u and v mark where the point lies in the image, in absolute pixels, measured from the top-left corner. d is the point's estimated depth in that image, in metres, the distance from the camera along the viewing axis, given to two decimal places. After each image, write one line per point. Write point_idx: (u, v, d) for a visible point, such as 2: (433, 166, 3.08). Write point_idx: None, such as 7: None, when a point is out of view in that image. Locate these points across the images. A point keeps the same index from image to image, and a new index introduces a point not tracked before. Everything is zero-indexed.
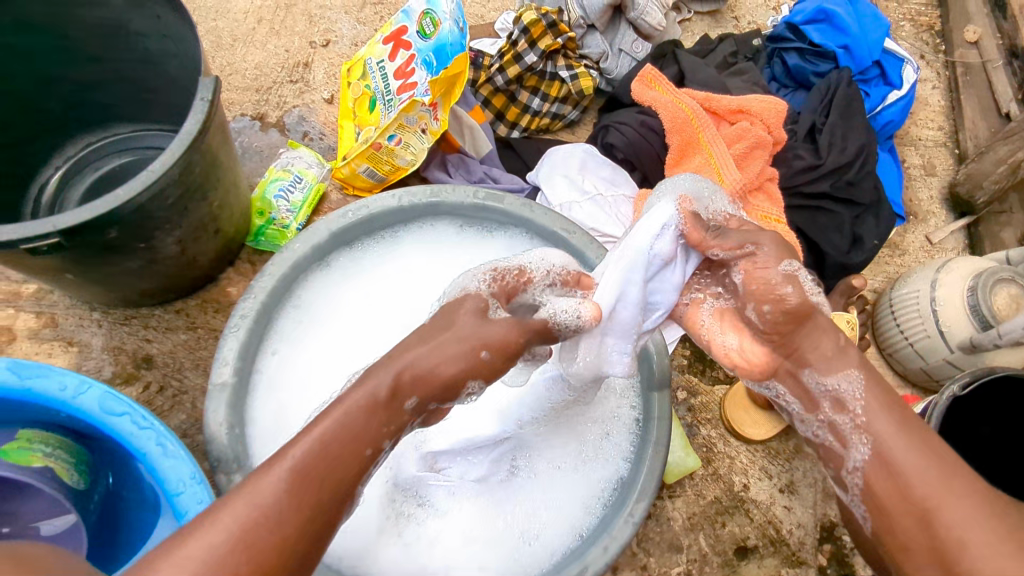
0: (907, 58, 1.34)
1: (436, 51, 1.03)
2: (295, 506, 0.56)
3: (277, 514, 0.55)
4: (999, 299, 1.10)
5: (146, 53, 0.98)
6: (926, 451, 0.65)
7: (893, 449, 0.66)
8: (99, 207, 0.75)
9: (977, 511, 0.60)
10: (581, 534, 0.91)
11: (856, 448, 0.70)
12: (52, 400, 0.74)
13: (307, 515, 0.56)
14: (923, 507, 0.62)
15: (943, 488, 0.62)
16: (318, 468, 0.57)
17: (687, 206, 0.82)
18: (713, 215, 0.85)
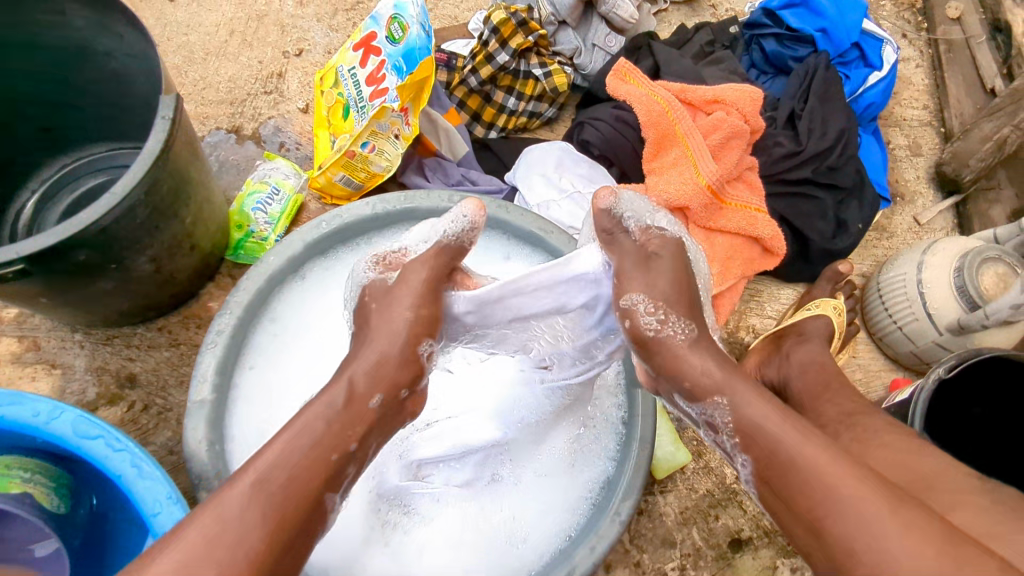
0: (887, 38, 1.32)
1: (405, 56, 1.02)
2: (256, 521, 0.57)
3: (241, 531, 0.56)
4: (986, 279, 1.09)
5: (113, 72, 0.97)
6: (815, 453, 0.62)
7: (780, 457, 0.63)
8: (62, 231, 0.74)
9: (868, 508, 0.56)
10: (569, 535, 0.90)
11: (741, 464, 0.68)
12: (26, 426, 0.74)
13: (275, 527, 0.57)
14: (812, 520, 0.59)
15: (831, 490, 0.59)
16: (279, 476, 0.60)
17: (604, 201, 0.77)
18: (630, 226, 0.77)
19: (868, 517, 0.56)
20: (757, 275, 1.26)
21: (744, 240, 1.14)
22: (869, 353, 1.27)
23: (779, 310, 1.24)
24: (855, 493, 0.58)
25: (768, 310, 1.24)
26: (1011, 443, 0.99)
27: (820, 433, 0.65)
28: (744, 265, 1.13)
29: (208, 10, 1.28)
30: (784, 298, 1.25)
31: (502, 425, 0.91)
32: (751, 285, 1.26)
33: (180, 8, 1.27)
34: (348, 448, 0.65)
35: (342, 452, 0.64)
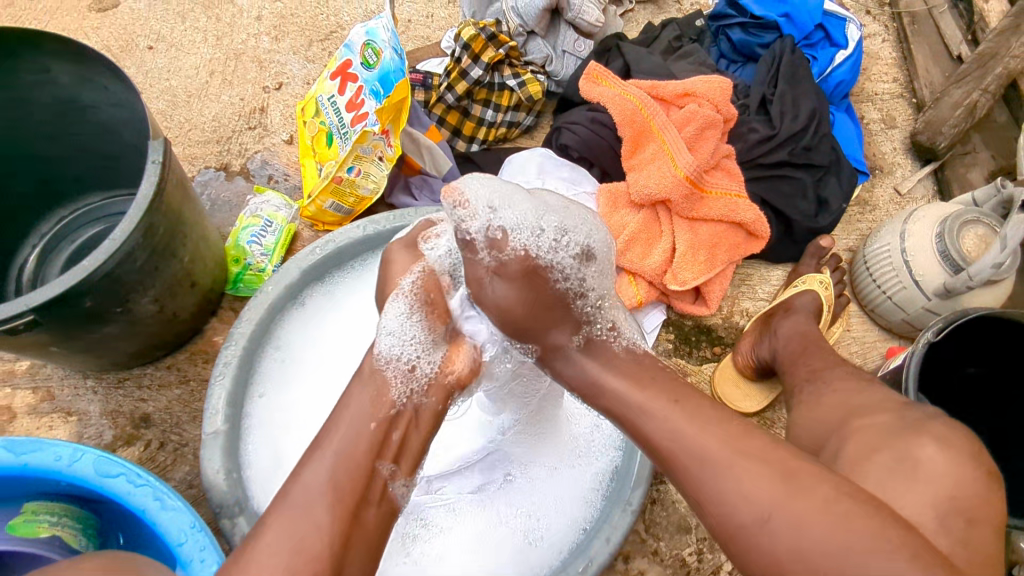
0: (849, 16, 1.35)
1: (381, 80, 1.05)
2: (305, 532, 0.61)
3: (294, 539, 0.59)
4: (967, 242, 1.11)
5: (100, 123, 1.01)
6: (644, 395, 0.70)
7: None
8: (66, 281, 0.77)
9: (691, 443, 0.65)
10: (584, 528, 0.93)
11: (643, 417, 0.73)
12: (48, 471, 0.77)
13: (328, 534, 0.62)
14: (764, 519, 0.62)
15: (663, 428, 0.68)
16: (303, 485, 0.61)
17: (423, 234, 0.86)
18: (477, 233, 0.72)
19: (691, 452, 0.65)
20: (745, 260, 1.29)
21: (728, 226, 1.17)
22: (863, 325, 1.29)
23: (770, 291, 1.27)
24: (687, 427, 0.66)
25: (760, 292, 1.26)
26: (1007, 401, 1.01)
27: (653, 377, 0.73)
28: (730, 251, 1.17)
29: (187, 54, 1.31)
30: (774, 279, 1.28)
31: (487, 433, 0.95)
32: (740, 270, 1.28)
33: (160, 54, 1.31)
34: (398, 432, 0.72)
35: (380, 421, 0.71)
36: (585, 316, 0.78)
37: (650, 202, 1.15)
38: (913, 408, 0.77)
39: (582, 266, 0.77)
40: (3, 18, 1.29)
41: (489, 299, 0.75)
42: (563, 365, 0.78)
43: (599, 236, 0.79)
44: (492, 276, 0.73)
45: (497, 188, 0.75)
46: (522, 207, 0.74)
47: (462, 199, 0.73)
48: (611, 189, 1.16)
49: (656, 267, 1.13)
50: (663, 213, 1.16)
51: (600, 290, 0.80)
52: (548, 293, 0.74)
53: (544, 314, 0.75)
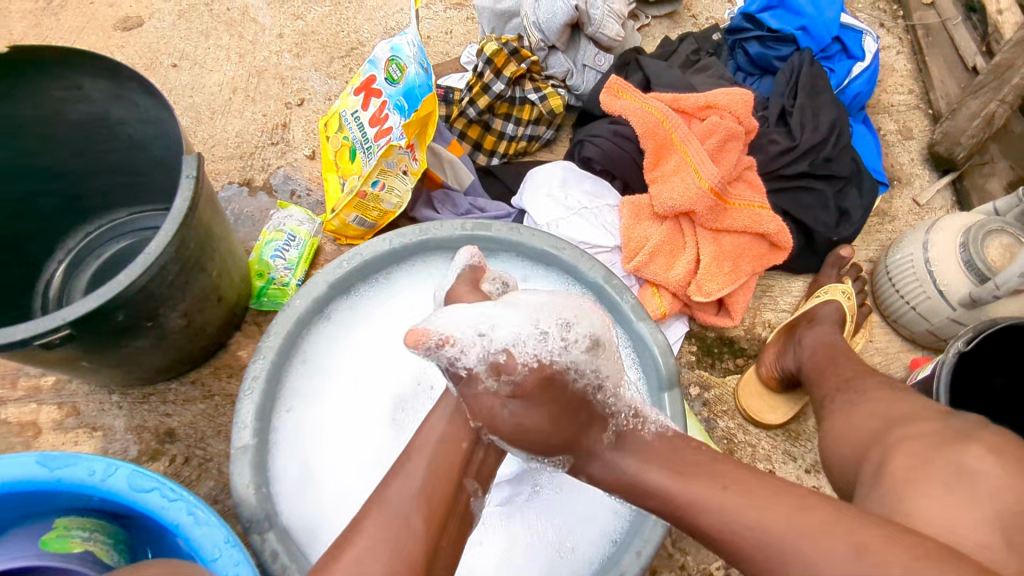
0: (865, 29, 1.36)
1: (406, 95, 1.07)
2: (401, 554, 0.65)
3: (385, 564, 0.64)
4: (992, 251, 1.11)
5: (130, 139, 1.02)
6: (696, 492, 0.69)
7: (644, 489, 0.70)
8: (103, 294, 0.78)
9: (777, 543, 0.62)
10: (615, 538, 0.92)
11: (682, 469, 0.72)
12: (82, 486, 0.77)
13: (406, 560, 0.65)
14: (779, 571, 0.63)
15: (726, 521, 0.66)
16: None
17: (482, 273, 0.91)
18: (474, 360, 0.73)
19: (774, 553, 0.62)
20: (766, 271, 1.29)
21: (751, 238, 1.17)
22: (886, 336, 1.29)
23: (792, 302, 1.27)
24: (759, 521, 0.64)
25: (781, 303, 1.26)
26: None
27: (697, 464, 0.72)
28: (753, 262, 1.17)
29: (210, 71, 1.33)
30: (795, 290, 1.28)
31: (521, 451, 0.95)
32: (762, 281, 1.29)
33: (183, 72, 1.32)
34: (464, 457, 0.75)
35: (469, 439, 0.75)
36: (608, 408, 0.79)
37: (673, 214, 1.15)
38: (949, 417, 0.77)
39: (593, 354, 0.77)
40: (29, 37, 1.31)
41: (505, 425, 0.73)
42: (596, 468, 0.77)
43: (597, 320, 0.79)
44: (504, 401, 0.73)
45: (476, 313, 0.75)
46: (515, 322, 0.74)
47: (441, 343, 0.72)
48: (634, 202, 1.17)
49: (681, 279, 1.14)
50: (686, 224, 1.17)
51: (614, 375, 0.80)
52: (569, 402, 0.74)
53: (569, 423, 0.74)
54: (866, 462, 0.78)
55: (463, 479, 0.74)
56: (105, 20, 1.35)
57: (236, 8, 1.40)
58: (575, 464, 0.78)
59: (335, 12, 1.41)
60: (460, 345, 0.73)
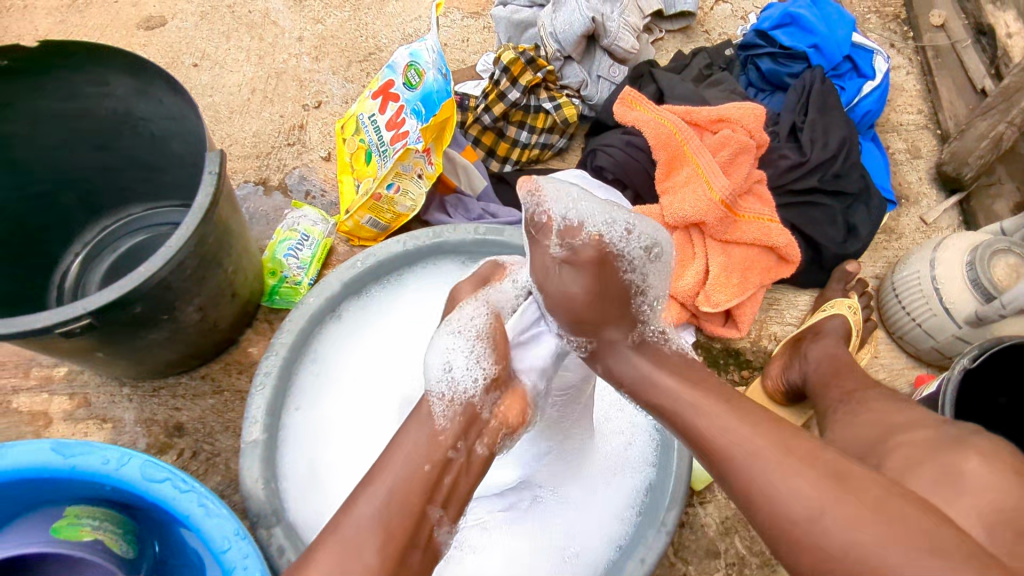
0: (876, 48, 1.37)
1: (424, 99, 1.06)
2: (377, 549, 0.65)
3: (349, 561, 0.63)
4: (998, 270, 1.12)
5: (151, 135, 1.03)
6: (706, 407, 0.68)
7: None
8: (123, 286, 0.79)
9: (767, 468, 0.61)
10: (619, 544, 0.94)
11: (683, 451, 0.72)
12: (95, 474, 0.77)
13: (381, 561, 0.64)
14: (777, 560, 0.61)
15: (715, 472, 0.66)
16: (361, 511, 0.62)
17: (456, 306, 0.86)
18: (563, 224, 0.74)
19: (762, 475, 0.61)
20: (773, 284, 1.30)
21: (760, 250, 1.18)
22: (891, 352, 1.30)
23: (798, 316, 1.27)
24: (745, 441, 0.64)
25: (787, 317, 1.27)
26: None
27: None
28: (762, 274, 1.18)
29: (230, 71, 1.35)
30: (801, 304, 1.29)
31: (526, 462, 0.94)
32: (768, 294, 1.30)
33: (203, 71, 1.34)
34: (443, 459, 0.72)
35: (434, 463, 0.71)
36: (642, 313, 0.80)
37: (684, 224, 1.17)
38: (951, 425, 0.78)
39: (646, 261, 0.77)
40: (55, 34, 1.33)
41: (553, 289, 0.75)
42: (613, 361, 0.78)
43: (663, 235, 0.80)
44: (558, 263, 0.74)
45: (575, 190, 0.77)
46: (597, 207, 0.76)
47: (538, 191, 0.76)
48: (645, 213, 1.17)
49: (689, 288, 1.15)
50: (696, 235, 1.18)
51: (658, 288, 0.81)
52: (617, 289, 0.75)
53: (611, 308, 0.75)
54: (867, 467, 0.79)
55: (426, 507, 0.69)
56: (129, 19, 1.37)
57: (257, 11, 1.42)
58: (594, 350, 0.79)
59: (354, 18, 1.43)
60: (563, 221, 0.74)
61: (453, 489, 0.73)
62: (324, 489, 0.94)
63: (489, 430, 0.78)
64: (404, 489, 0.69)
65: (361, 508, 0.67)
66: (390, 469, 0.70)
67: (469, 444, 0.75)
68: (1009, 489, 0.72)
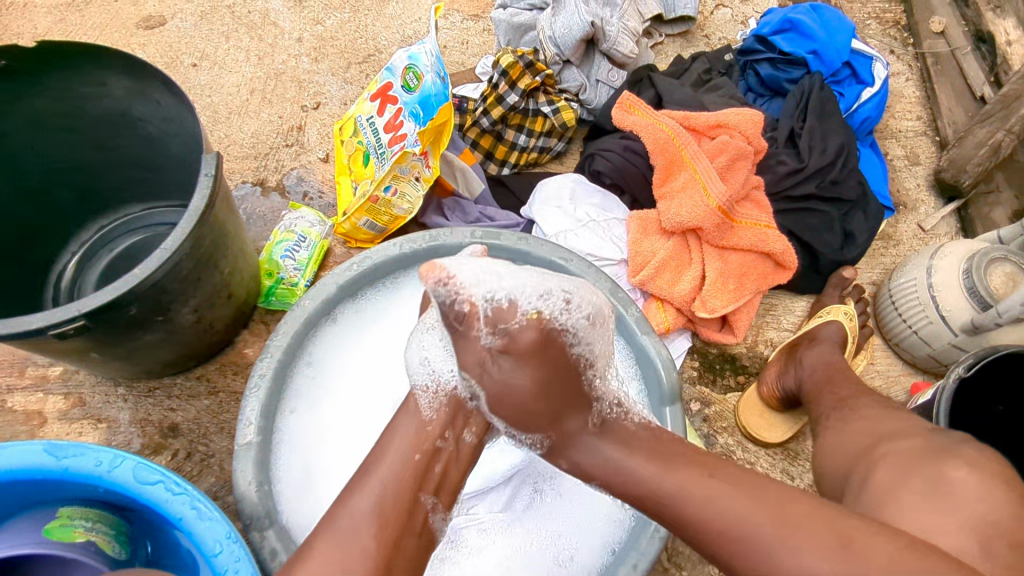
0: (876, 55, 1.37)
1: (422, 102, 1.06)
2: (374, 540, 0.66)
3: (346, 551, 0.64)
4: (995, 279, 1.12)
5: (148, 135, 1.03)
6: (682, 481, 0.69)
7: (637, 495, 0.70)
8: (118, 288, 0.79)
9: (767, 539, 0.61)
10: (614, 548, 0.93)
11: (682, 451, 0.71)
12: (88, 476, 0.77)
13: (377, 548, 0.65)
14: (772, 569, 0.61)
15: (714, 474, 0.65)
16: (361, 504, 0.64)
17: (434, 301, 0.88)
18: (495, 325, 0.71)
19: (758, 541, 0.62)
20: (770, 290, 1.30)
21: (757, 256, 1.18)
22: (887, 359, 1.30)
23: (794, 321, 1.27)
24: (733, 507, 0.64)
25: (784, 322, 1.27)
26: None
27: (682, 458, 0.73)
28: (758, 280, 1.18)
29: (229, 72, 1.35)
30: (798, 310, 1.29)
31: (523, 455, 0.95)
32: (765, 299, 1.30)
33: (202, 72, 1.34)
34: (433, 448, 0.74)
35: (424, 452, 0.73)
36: (595, 388, 0.79)
37: (681, 230, 1.17)
38: (944, 433, 0.78)
39: (590, 327, 0.78)
40: (54, 33, 1.33)
41: (493, 383, 0.73)
42: (579, 454, 0.76)
43: (598, 299, 0.81)
44: (495, 357, 0.72)
45: (484, 268, 0.75)
46: (520, 281, 0.75)
47: (449, 279, 0.72)
48: (642, 217, 1.18)
49: (686, 294, 1.15)
50: (693, 240, 1.18)
51: (604, 355, 0.81)
52: (562, 368, 0.74)
53: (559, 393, 0.74)
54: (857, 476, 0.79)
55: (418, 494, 0.71)
56: (129, 18, 1.37)
57: (257, 11, 1.42)
58: (553, 445, 0.77)
59: (354, 19, 1.43)
60: (491, 314, 0.71)
61: (443, 479, 0.74)
62: (319, 492, 0.94)
63: (478, 419, 0.78)
64: (398, 477, 0.71)
65: (355, 502, 0.68)
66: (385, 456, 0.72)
67: (457, 433, 0.76)
68: (1002, 500, 0.72)
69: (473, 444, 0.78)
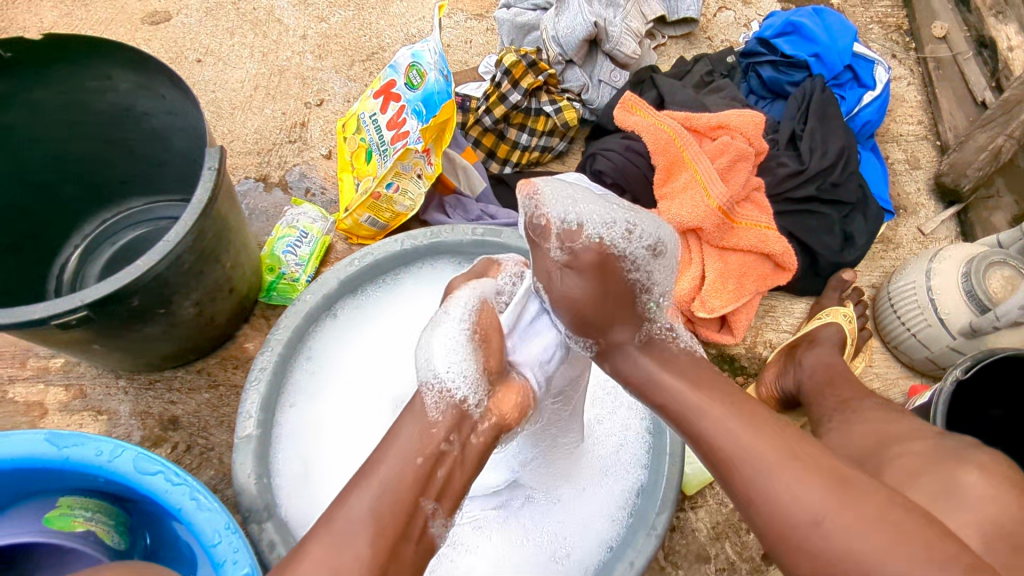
0: (877, 58, 1.38)
1: (425, 100, 1.07)
2: (374, 550, 0.63)
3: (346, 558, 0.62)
4: (993, 282, 1.12)
5: (153, 129, 1.04)
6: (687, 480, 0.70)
7: None
8: (119, 280, 0.79)
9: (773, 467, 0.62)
10: (611, 545, 0.93)
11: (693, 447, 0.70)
12: (89, 466, 0.78)
13: (377, 556, 0.63)
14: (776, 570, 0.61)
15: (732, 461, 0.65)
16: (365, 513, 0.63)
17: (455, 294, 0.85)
18: (549, 224, 0.72)
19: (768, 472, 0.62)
20: (769, 291, 1.31)
21: (756, 257, 1.19)
22: (885, 362, 1.30)
23: (793, 323, 1.28)
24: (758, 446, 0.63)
25: (783, 324, 1.28)
26: None
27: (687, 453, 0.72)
28: (758, 281, 1.19)
29: (233, 67, 1.35)
30: (797, 311, 1.29)
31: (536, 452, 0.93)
32: (764, 301, 1.30)
33: (207, 67, 1.35)
34: (436, 453, 0.71)
35: (427, 456, 0.71)
36: (648, 311, 0.78)
37: (681, 230, 1.17)
38: (948, 437, 0.79)
39: (648, 262, 0.76)
40: (60, 27, 1.34)
41: (557, 292, 0.74)
42: (626, 371, 0.77)
43: (665, 232, 0.78)
44: (563, 269, 0.73)
45: (569, 193, 0.74)
46: (597, 205, 0.73)
47: (539, 194, 0.74)
48: None
49: (686, 294, 1.15)
50: (693, 241, 1.18)
51: (664, 285, 0.79)
52: (620, 293, 0.74)
53: (613, 308, 0.74)
54: (858, 477, 0.80)
55: (419, 499, 0.69)
56: (134, 13, 1.38)
57: (262, 8, 1.42)
58: (601, 350, 0.78)
59: (358, 17, 1.43)
60: (563, 228, 0.72)
61: (445, 484, 0.72)
62: (319, 485, 0.94)
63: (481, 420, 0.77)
64: (398, 480, 0.68)
65: (354, 501, 0.66)
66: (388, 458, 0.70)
67: (463, 437, 0.75)
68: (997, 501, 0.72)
69: (480, 446, 0.76)
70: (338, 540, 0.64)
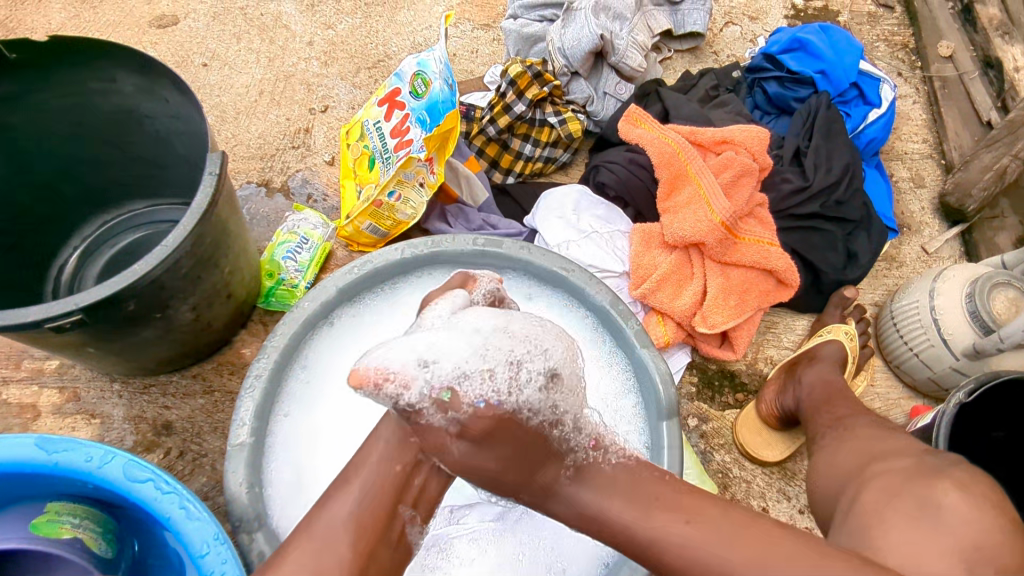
0: (884, 76, 1.37)
1: (429, 109, 1.07)
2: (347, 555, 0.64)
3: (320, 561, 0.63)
4: (998, 303, 1.11)
5: (155, 133, 1.04)
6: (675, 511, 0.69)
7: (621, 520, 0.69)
8: (116, 284, 0.78)
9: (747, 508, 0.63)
10: (607, 561, 0.92)
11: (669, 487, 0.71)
12: (78, 472, 0.77)
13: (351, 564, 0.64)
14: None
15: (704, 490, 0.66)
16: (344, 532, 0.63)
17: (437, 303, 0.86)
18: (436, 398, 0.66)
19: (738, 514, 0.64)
20: (771, 307, 1.30)
21: (759, 273, 1.18)
22: (887, 381, 1.29)
23: (795, 340, 1.27)
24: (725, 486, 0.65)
25: (784, 341, 1.27)
26: None
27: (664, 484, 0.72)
28: (759, 297, 1.18)
29: (238, 72, 1.35)
30: (799, 328, 1.28)
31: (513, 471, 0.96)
32: (766, 317, 1.29)
33: (213, 71, 1.35)
34: (415, 459, 0.70)
35: (406, 463, 0.70)
36: (568, 445, 0.73)
37: (683, 244, 1.16)
38: (937, 456, 0.78)
39: (548, 391, 0.71)
40: (68, 29, 1.34)
41: (452, 463, 0.68)
42: (558, 506, 0.71)
43: (557, 350, 0.74)
44: (455, 437, 0.67)
45: (416, 341, 0.69)
46: (460, 346, 0.68)
47: (383, 382, 0.66)
48: (645, 230, 1.18)
49: (687, 308, 1.15)
50: (695, 255, 1.18)
51: (574, 409, 0.75)
52: (522, 442, 0.68)
53: (528, 457, 0.69)
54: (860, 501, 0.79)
55: (396, 507, 0.68)
56: (142, 16, 1.38)
57: (269, 14, 1.43)
58: (533, 500, 0.71)
59: (365, 25, 1.43)
60: (430, 390, 0.66)
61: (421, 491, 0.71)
62: (310, 497, 0.93)
63: None
64: (377, 487, 0.68)
65: (334, 506, 0.67)
66: (366, 464, 0.70)
67: None
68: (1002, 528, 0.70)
69: None
70: (315, 548, 0.64)
